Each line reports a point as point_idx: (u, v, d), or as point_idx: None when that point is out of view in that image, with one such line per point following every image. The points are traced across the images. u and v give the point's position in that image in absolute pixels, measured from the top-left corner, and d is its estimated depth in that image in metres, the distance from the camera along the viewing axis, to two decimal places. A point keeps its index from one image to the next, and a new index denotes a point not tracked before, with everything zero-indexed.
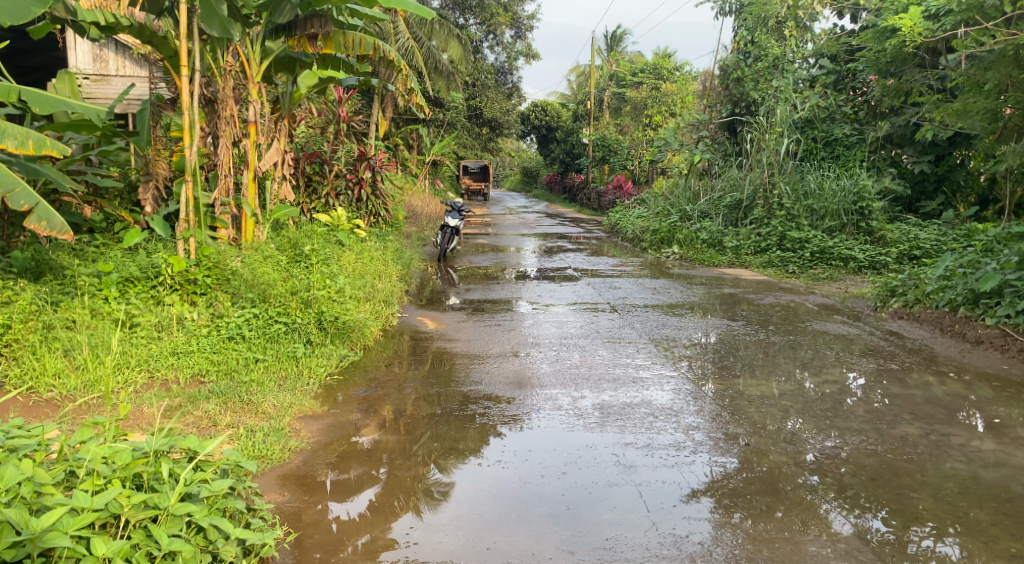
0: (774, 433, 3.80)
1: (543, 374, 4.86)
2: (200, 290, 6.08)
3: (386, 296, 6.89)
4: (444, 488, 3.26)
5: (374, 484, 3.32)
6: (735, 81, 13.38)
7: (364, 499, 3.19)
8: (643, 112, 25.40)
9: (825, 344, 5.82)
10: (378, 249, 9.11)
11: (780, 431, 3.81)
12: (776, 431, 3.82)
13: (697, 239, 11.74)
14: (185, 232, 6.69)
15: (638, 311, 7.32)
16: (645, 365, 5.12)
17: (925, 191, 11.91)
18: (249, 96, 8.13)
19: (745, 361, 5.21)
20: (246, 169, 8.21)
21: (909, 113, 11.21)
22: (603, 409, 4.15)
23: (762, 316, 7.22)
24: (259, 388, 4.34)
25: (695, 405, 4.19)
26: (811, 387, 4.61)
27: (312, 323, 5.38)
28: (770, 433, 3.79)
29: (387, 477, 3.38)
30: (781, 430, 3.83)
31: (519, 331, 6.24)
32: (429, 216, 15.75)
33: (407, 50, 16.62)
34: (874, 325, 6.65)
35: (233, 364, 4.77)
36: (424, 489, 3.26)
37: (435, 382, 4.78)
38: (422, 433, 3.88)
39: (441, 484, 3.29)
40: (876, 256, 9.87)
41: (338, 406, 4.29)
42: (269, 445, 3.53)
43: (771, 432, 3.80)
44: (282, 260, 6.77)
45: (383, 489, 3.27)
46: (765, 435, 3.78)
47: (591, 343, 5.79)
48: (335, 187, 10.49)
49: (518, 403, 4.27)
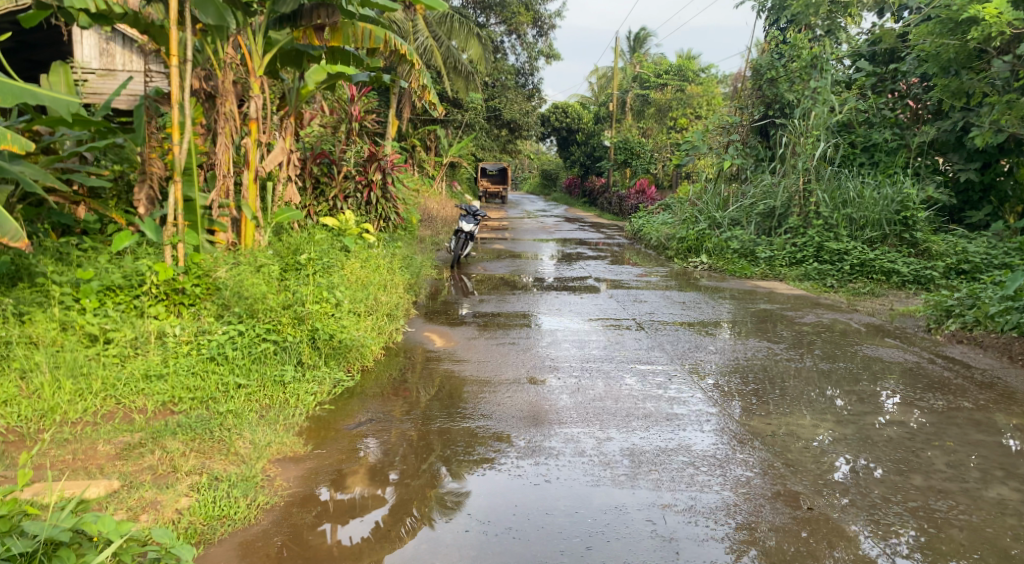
0: (841, 494, 3.13)
1: (562, 408, 4.24)
2: (188, 300, 5.55)
3: (391, 310, 6.29)
4: (458, 496, 3.15)
5: (382, 505, 3.09)
6: (769, 81, 12.76)
7: (370, 520, 2.97)
8: (667, 114, 24.57)
9: (880, 373, 5.15)
10: (386, 256, 8.52)
11: (849, 493, 3.15)
12: (846, 493, 3.16)
13: (727, 248, 11.07)
14: (174, 237, 6.08)
15: (667, 329, 6.69)
16: (680, 398, 4.48)
17: (970, 201, 11.15)
18: (250, 91, 7.59)
19: (792, 395, 4.55)
20: (248, 169, 7.70)
21: (957, 118, 10.48)
22: (633, 457, 3.51)
23: (804, 336, 6.54)
24: (236, 422, 3.75)
25: (742, 454, 3.54)
26: (875, 429, 3.94)
27: (304, 342, 4.78)
28: (836, 494, 3.14)
29: (396, 497, 3.15)
30: (852, 492, 3.16)
31: (535, 351, 5.63)
32: (445, 219, 15.20)
33: (427, 50, 16.14)
34: (931, 350, 5.95)
35: (211, 391, 4.20)
36: (437, 496, 3.15)
37: (439, 414, 4.18)
38: (419, 476, 3.34)
39: (455, 492, 3.18)
40: (921, 270, 9.16)
41: (324, 443, 3.70)
42: (235, 503, 2.95)
43: (837, 494, 3.14)
44: (278, 269, 6.21)
45: (390, 509, 3.05)
46: (830, 496, 3.12)
47: (616, 368, 5.16)
48: (343, 189, 9.92)
49: (534, 446, 3.65)
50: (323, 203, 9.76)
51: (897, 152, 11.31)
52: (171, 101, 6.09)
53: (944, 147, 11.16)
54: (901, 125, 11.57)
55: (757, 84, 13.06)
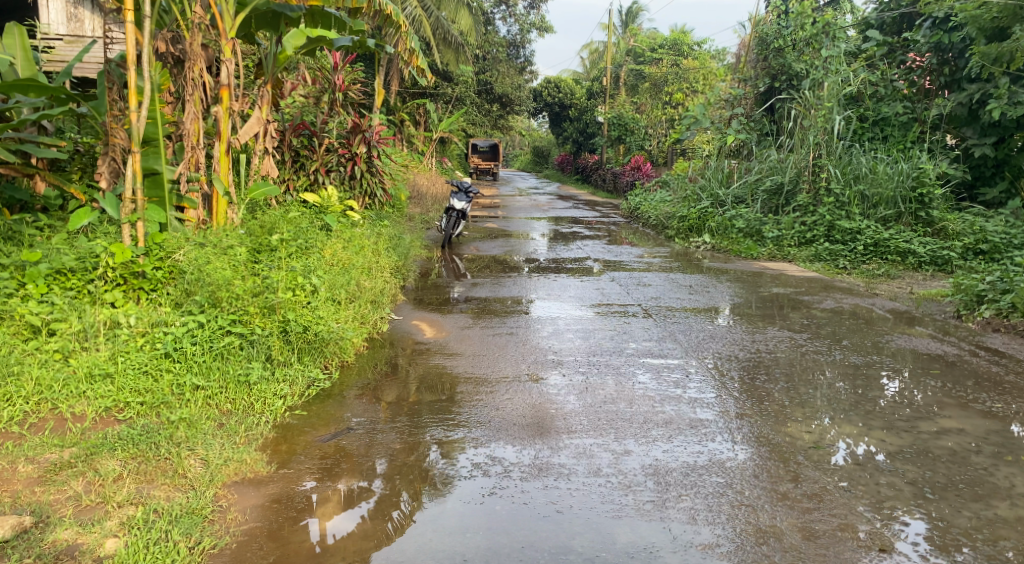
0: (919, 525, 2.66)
1: (570, 414, 3.68)
2: (148, 285, 4.96)
3: (376, 296, 5.69)
4: (445, 478, 2.99)
5: (367, 499, 2.83)
6: (774, 52, 12.15)
7: (354, 514, 2.72)
8: (662, 88, 23.83)
9: (920, 370, 4.62)
10: (371, 235, 7.89)
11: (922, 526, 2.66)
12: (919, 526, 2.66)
13: (732, 227, 10.51)
14: (133, 215, 5.42)
15: (677, 316, 6.15)
16: (702, 400, 3.94)
17: (982, 176, 10.53)
18: (221, 54, 6.94)
19: (827, 397, 4.02)
20: (219, 140, 7.07)
21: (973, 89, 9.95)
22: (658, 478, 2.97)
23: (826, 324, 6.00)
24: (190, 433, 3.17)
25: (787, 473, 3.02)
26: (933, 439, 3.43)
27: (274, 335, 4.19)
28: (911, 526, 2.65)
29: (383, 490, 2.89)
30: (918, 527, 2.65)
31: (535, 343, 5.06)
32: (436, 196, 14.57)
33: (416, 19, 15.46)
34: (969, 341, 5.42)
35: (164, 395, 3.61)
36: (427, 478, 2.99)
37: (430, 421, 3.61)
38: (401, 500, 2.82)
39: (443, 474, 3.02)
40: (938, 250, 8.65)
41: (291, 462, 3.12)
42: (173, 548, 2.40)
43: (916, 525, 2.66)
44: (247, 251, 5.57)
45: (377, 504, 2.79)
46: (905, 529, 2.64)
47: (627, 363, 4.61)
48: (325, 163, 9.24)
49: (540, 463, 3.10)
50: (303, 178, 9.11)
51: (909, 127, 10.74)
52: (128, 64, 5.42)
53: (956, 122, 10.58)
54: (912, 98, 11.01)
55: (762, 54, 12.45)
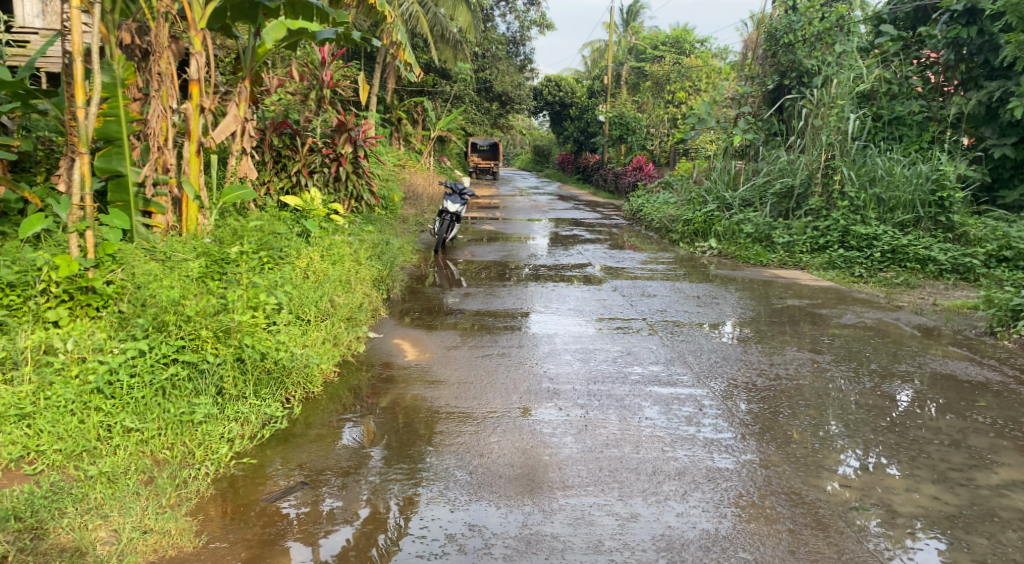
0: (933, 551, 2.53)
1: (567, 462, 3.14)
2: (97, 302, 4.40)
3: (353, 313, 5.13)
4: (434, 499, 2.83)
5: (353, 519, 2.70)
6: (784, 47, 11.60)
7: (339, 539, 2.59)
8: (665, 86, 23.22)
9: (964, 402, 4.05)
10: (354, 240, 7.34)
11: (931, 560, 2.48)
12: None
13: (739, 232, 9.96)
14: (80, 223, 4.77)
15: (686, 333, 5.60)
16: (720, 442, 3.40)
17: (1000, 178, 9.81)
18: (192, 47, 6.38)
19: (863, 439, 3.47)
20: (189, 140, 6.49)
21: (992, 87, 9.37)
22: (673, 556, 2.48)
23: (848, 342, 5.43)
24: (107, 494, 2.66)
25: (829, 548, 2.52)
26: (996, 498, 2.89)
27: (227, 364, 3.63)
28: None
29: (370, 513, 2.74)
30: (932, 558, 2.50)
31: (529, 368, 4.51)
32: (431, 197, 14.02)
33: (411, 15, 14.91)
34: (1010, 364, 4.86)
35: (88, 442, 3.10)
36: (413, 501, 2.82)
37: (398, 471, 3.08)
38: (372, 554, 2.51)
39: (431, 501, 2.82)
40: (960, 257, 8.10)
41: (228, 530, 2.61)
42: None
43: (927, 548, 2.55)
44: (210, 261, 4.99)
45: (362, 527, 2.65)
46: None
47: (632, 393, 4.07)
48: (308, 163, 8.64)
49: (529, 536, 2.58)
50: (285, 180, 8.55)
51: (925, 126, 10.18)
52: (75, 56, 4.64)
53: (974, 121, 9.87)
54: (927, 96, 10.43)
55: (771, 50, 11.83)
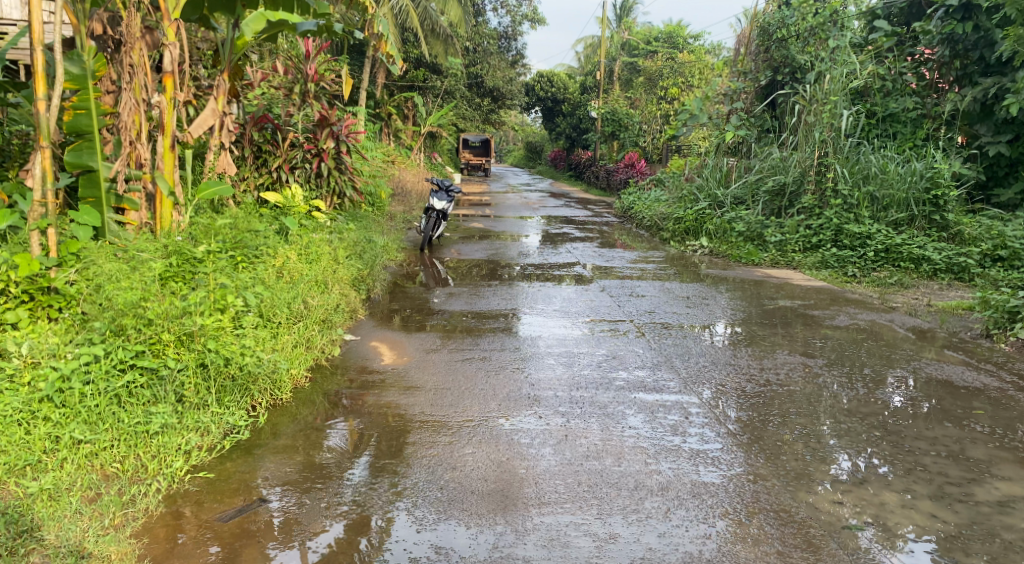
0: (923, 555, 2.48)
1: (544, 476, 2.96)
2: (59, 302, 4.20)
3: (329, 314, 4.95)
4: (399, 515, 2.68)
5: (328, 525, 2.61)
6: (777, 42, 11.40)
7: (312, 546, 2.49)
8: (658, 82, 23.05)
9: (960, 410, 3.90)
10: (334, 237, 7.14)
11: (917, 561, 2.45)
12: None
13: (731, 230, 9.82)
14: (42, 220, 4.54)
15: (674, 336, 5.42)
16: (706, 454, 3.22)
17: (995, 176, 9.70)
18: (165, 38, 6.13)
19: (857, 450, 3.30)
20: (164, 134, 6.25)
21: (987, 84, 9.23)
22: None
23: (841, 345, 5.27)
24: (44, 513, 2.48)
25: None
26: (998, 516, 2.73)
27: (187, 371, 3.45)
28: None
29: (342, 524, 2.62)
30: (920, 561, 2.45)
31: (510, 372, 4.33)
32: (419, 193, 13.82)
33: (400, 9, 14.67)
34: (1007, 368, 4.71)
35: (32, 455, 2.89)
36: (380, 517, 2.66)
37: (365, 486, 2.90)
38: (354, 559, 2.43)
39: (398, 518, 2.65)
40: (955, 257, 7.97)
41: (175, 555, 2.43)
42: None
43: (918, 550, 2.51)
44: (180, 261, 4.80)
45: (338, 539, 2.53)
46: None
47: (615, 400, 3.89)
48: (289, 159, 8.42)
49: (500, 559, 2.41)
50: (265, 175, 8.33)
51: (919, 123, 10.03)
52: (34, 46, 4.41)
53: (968, 118, 9.75)
54: (921, 92, 10.28)
55: (764, 46, 11.65)
